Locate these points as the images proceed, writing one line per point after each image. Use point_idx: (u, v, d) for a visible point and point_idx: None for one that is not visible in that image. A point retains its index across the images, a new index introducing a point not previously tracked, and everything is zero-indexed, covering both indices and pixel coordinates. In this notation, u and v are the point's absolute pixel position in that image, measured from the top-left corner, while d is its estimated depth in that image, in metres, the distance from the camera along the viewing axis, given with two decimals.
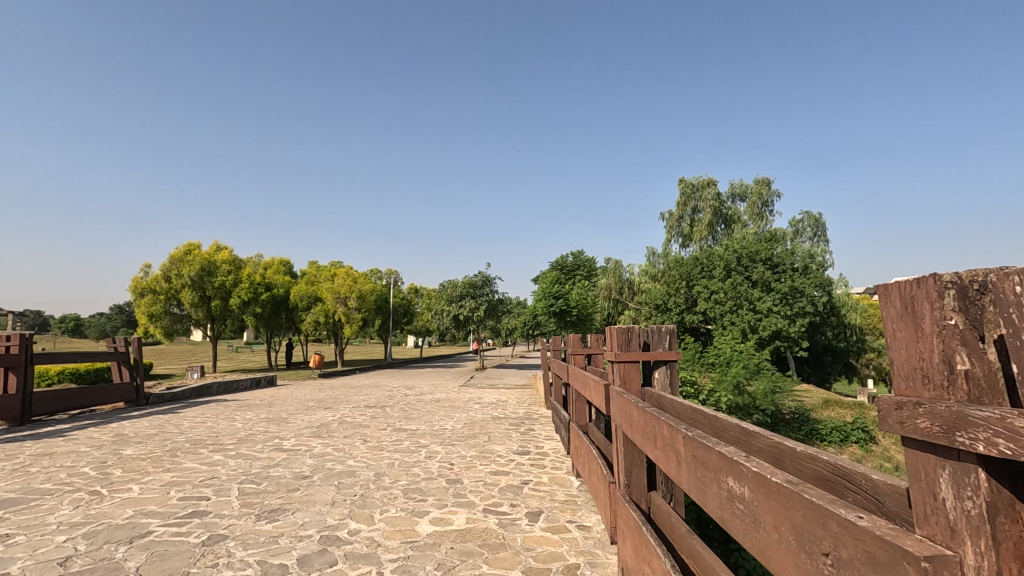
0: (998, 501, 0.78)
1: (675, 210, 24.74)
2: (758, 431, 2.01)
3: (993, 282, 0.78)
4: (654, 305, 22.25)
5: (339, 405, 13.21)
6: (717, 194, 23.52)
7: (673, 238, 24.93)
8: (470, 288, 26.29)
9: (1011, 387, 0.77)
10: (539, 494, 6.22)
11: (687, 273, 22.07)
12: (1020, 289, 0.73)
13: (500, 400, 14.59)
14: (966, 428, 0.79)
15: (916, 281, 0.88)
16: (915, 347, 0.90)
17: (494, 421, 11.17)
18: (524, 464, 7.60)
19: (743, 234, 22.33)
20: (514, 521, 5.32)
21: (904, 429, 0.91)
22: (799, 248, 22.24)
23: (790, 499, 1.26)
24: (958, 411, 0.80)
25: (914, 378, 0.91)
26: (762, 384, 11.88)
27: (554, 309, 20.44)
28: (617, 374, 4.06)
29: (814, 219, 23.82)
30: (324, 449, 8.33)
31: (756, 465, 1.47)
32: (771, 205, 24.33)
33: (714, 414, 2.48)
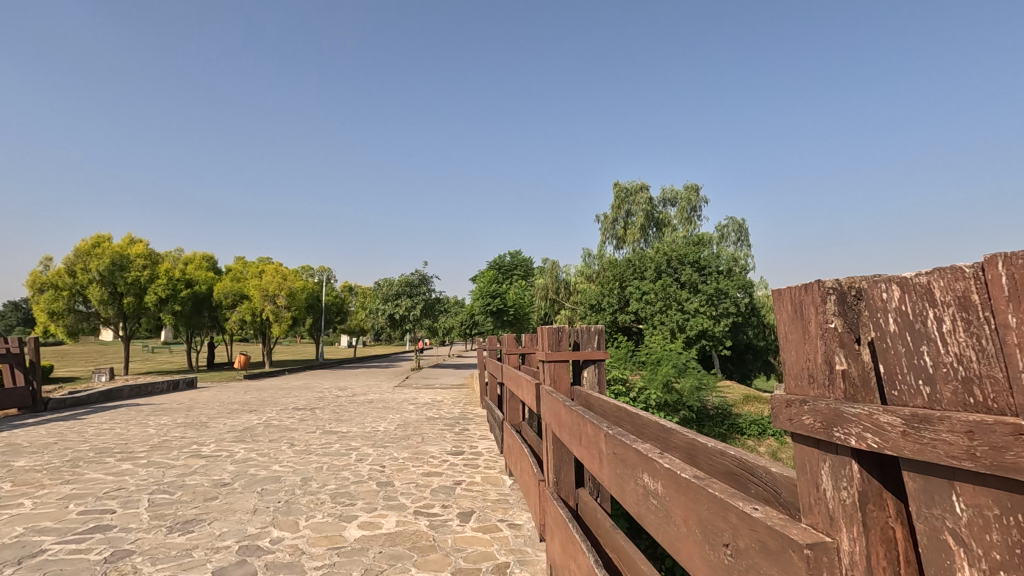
0: (868, 490, 0.86)
1: (610, 213, 25.37)
2: (676, 428, 2.10)
3: (865, 289, 0.84)
4: (589, 305, 22.73)
5: (265, 408, 12.63)
6: (649, 199, 24.26)
7: (607, 240, 25.56)
8: (406, 287, 25.88)
9: (880, 385, 0.83)
10: (471, 494, 6.22)
11: (620, 275, 22.70)
12: (886, 295, 0.78)
13: (435, 400, 14.47)
14: (842, 424, 0.85)
15: (803, 288, 0.94)
16: (803, 349, 0.96)
17: (429, 422, 11.06)
18: (457, 465, 7.56)
19: (673, 237, 23.22)
20: (446, 522, 5.28)
21: (794, 425, 0.97)
22: (724, 251, 23.39)
23: (696, 493, 1.32)
24: (835, 408, 0.86)
25: (801, 377, 0.97)
26: (689, 382, 12.40)
27: (491, 308, 20.48)
28: (547, 374, 4.11)
29: (738, 225, 25.11)
30: (247, 454, 7.94)
31: (668, 461, 1.54)
32: (699, 210, 25.39)
33: (636, 412, 2.56)
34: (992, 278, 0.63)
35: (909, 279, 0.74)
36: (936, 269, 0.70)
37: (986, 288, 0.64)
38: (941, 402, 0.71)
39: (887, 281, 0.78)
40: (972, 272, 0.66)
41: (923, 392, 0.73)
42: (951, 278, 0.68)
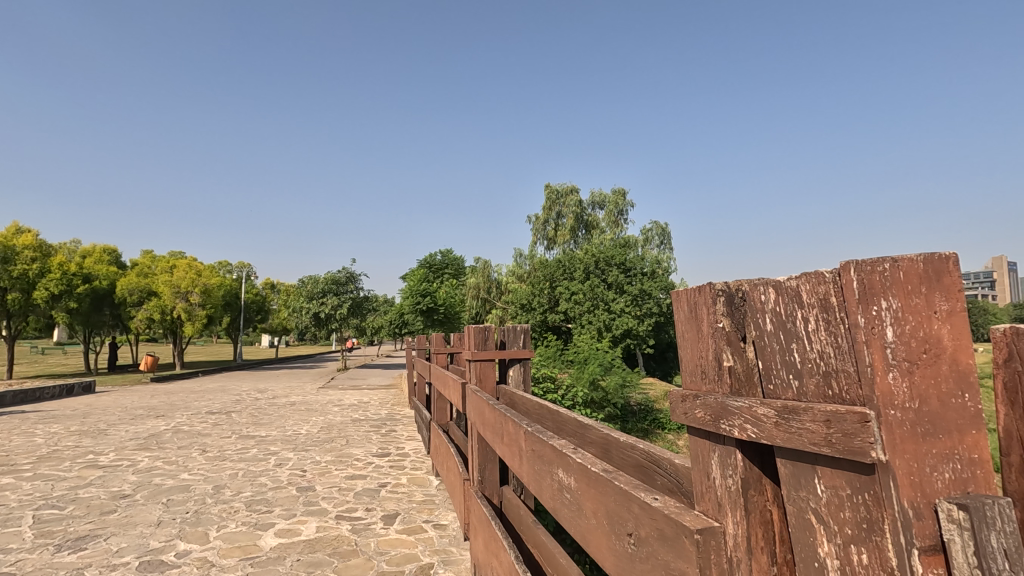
0: (749, 476, 0.93)
1: (541, 215, 25.72)
2: (593, 424, 2.18)
3: (747, 291, 0.91)
4: (520, 304, 22.91)
5: (174, 413, 11.78)
6: (578, 202, 24.82)
7: (538, 241, 25.88)
8: (332, 285, 24.98)
9: (760, 380, 0.91)
10: (397, 496, 6.11)
11: (550, 275, 23.09)
12: (763, 297, 0.86)
13: (362, 402, 14.07)
14: (727, 417, 0.91)
15: (697, 291, 1.01)
16: (696, 347, 1.03)
17: (354, 424, 10.75)
18: (382, 467, 7.39)
19: (602, 239, 23.92)
20: (369, 525, 5.17)
21: (688, 419, 1.04)
22: (649, 254, 24.27)
23: (605, 486, 1.38)
24: (722, 402, 0.93)
25: (695, 372, 1.04)
26: (614, 379, 12.77)
27: (421, 308, 20.23)
28: (473, 373, 4.11)
29: (661, 229, 26.21)
30: (152, 463, 7.38)
31: (580, 456, 1.59)
32: (626, 214, 26.27)
33: (557, 410, 2.62)
34: (847, 282, 0.71)
35: (781, 281, 0.82)
36: (804, 272, 0.78)
37: (841, 291, 0.72)
38: (806, 395, 0.78)
39: (764, 284, 0.85)
40: (831, 276, 0.74)
41: (792, 385, 0.80)
42: (814, 282, 0.76)
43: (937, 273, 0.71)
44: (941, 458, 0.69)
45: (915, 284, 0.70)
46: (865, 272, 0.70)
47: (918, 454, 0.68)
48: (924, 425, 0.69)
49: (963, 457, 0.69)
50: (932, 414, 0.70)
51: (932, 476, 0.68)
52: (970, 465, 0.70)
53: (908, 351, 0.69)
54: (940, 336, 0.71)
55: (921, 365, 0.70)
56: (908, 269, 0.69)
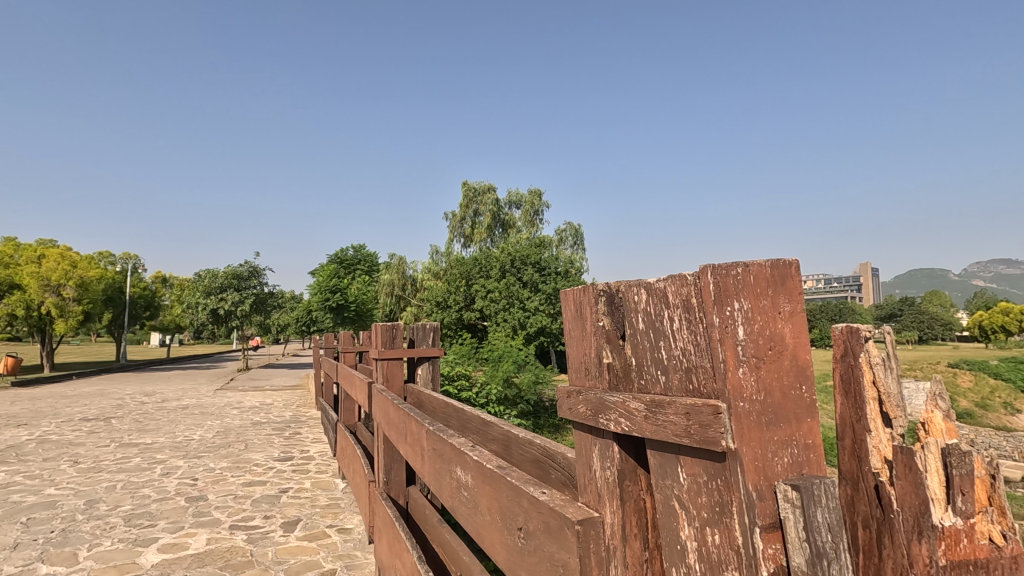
0: (625, 467, 0.98)
1: (458, 212, 25.61)
2: (495, 421, 2.20)
3: (625, 292, 0.96)
4: (435, 302, 22.63)
5: (39, 421, 10.47)
6: (496, 200, 24.98)
7: (455, 238, 25.73)
8: (233, 279, 23.31)
9: (633, 375, 0.96)
10: (299, 501, 5.84)
11: (466, 273, 22.93)
12: (638, 299, 0.90)
13: (263, 404, 13.27)
14: (605, 411, 0.96)
15: (583, 292, 1.05)
16: (582, 345, 1.07)
17: (254, 427, 10.11)
18: (284, 472, 7.02)
19: (517, 239, 24.14)
20: (267, 534, 4.89)
21: (572, 414, 1.07)
22: (563, 254, 24.80)
23: (497, 482, 1.40)
24: (600, 398, 0.98)
25: (580, 370, 1.08)
26: (527, 376, 12.89)
27: (330, 304, 19.43)
28: (380, 372, 4.01)
29: (575, 230, 26.94)
30: (9, 479, 6.50)
31: (477, 454, 1.60)
32: (541, 214, 26.70)
33: (461, 408, 2.62)
34: (705, 286, 0.77)
35: (650, 282, 0.87)
36: (672, 274, 0.83)
37: (699, 292, 0.78)
38: (672, 388, 0.84)
39: (639, 287, 0.90)
40: (692, 279, 0.79)
41: (661, 381, 0.85)
42: (680, 284, 0.81)
43: (782, 278, 0.79)
44: (782, 444, 0.77)
45: (764, 287, 0.77)
46: (720, 275, 0.76)
47: (762, 441, 0.75)
48: (768, 415, 0.76)
49: (800, 442, 0.78)
50: (775, 404, 0.77)
51: (774, 460, 0.76)
52: (806, 449, 0.78)
53: (756, 347, 0.76)
54: (785, 333, 0.78)
55: (768, 361, 0.77)
56: (758, 273, 0.77)
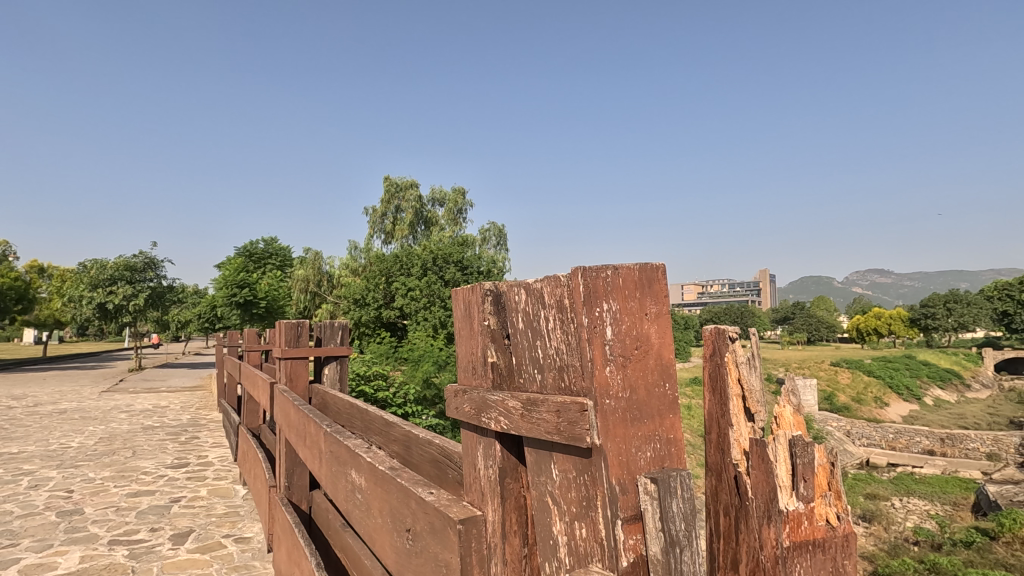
0: (506, 465, 0.99)
1: (379, 207, 24.99)
2: (397, 421, 2.16)
3: (503, 292, 0.98)
4: (353, 299, 21.81)
5: None
6: (418, 197, 24.70)
7: (375, 234, 25.01)
8: (125, 271, 21.28)
9: (508, 372, 0.98)
10: (192, 510, 5.43)
11: (387, 270, 22.15)
12: (517, 298, 0.91)
13: (156, 407, 12.21)
14: (487, 411, 0.97)
15: (470, 294, 1.05)
16: (469, 343, 1.07)
17: (144, 433, 9.28)
18: (177, 480, 6.50)
19: (440, 236, 23.73)
20: (152, 548, 4.50)
21: (458, 413, 1.07)
22: (485, 253, 24.74)
23: (387, 484, 1.37)
24: (483, 397, 0.98)
25: (467, 368, 1.08)
26: (448, 376, 12.56)
27: (237, 300, 18.27)
28: (283, 372, 3.82)
29: (498, 230, 26.96)
30: None
31: (370, 455, 1.56)
32: (465, 213, 26.47)
33: (366, 410, 2.55)
34: (575, 286, 0.79)
35: (529, 282, 0.88)
36: (547, 276, 0.85)
37: (570, 291, 0.80)
38: (546, 387, 0.86)
39: (518, 286, 0.91)
40: (565, 281, 0.81)
41: (536, 382, 0.87)
42: (553, 283, 0.83)
43: (650, 281, 0.83)
44: (646, 439, 0.80)
45: (633, 289, 0.81)
46: (591, 277, 0.79)
47: (628, 437, 0.79)
48: (633, 411, 0.80)
49: (662, 437, 0.82)
50: (640, 401, 0.81)
51: (637, 455, 0.79)
52: (669, 444, 0.83)
53: (623, 346, 0.80)
54: (650, 333, 0.83)
55: (632, 360, 0.81)
56: (627, 275, 0.81)
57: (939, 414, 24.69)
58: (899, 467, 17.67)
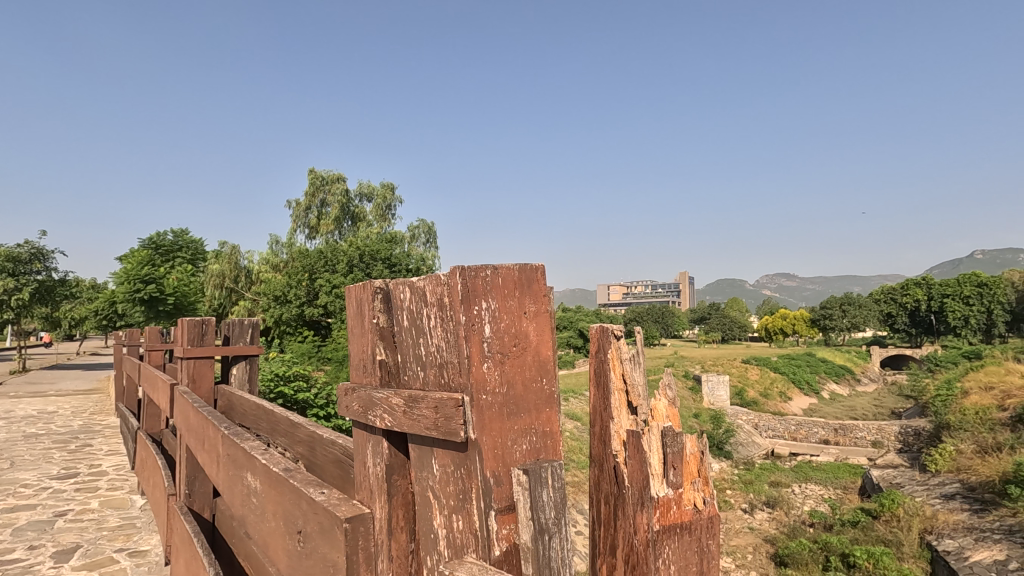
0: (393, 463, 1.00)
1: (303, 200, 23.96)
2: (303, 422, 2.09)
3: (391, 292, 0.98)
4: (273, 296, 20.64)
5: None
6: (345, 191, 23.81)
7: (299, 228, 24.06)
8: (7, 262, 19.12)
9: (396, 369, 0.99)
10: (81, 524, 4.98)
11: (310, 266, 20.96)
12: (404, 299, 0.92)
13: (43, 412, 11.05)
14: (372, 409, 0.97)
15: (361, 293, 1.04)
16: (360, 342, 1.07)
17: (26, 442, 8.37)
18: (63, 492, 5.93)
19: (368, 233, 22.92)
20: (30, 567, 4.09)
21: (349, 412, 1.07)
22: (414, 251, 24.21)
23: (280, 486, 1.33)
24: (369, 395, 0.99)
25: (360, 365, 1.07)
26: None
27: (141, 296, 16.88)
28: (185, 372, 3.59)
29: (428, 227, 26.54)
30: None
31: (267, 457, 1.51)
32: (394, 209, 25.84)
33: (272, 410, 2.44)
34: (455, 283, 0.81)
35: (412, 280, 0.89)
36: (430, 273, 0.86)
37: (450, 289, 0.82)
38: (427, 384, 0.88)
39: (403, 288, 0.92)
40: (444, 279, 0.83)
41: (419, 378, 0.88)
42: (436, 283, 0.84)
43: (529, 280, 0.87)
44: (521, 432, 0.84)
45: (512, 288, 0.85)
46: (468, 276, 0.81)
47: (502, 430, 0.82)
48: (509, 406, 0.84)
49: (537, 430, 0.87)
50: (515, 396, 0.84)
51: (512, 447, 0.83)
52: (544, 437, 0.87)
53: (501, 343, 0.83)
54: (529, 331, 0.86)
55: (511, 356, 0.84)
56: (505, 275, 0.84)
57: (834, 407, 27.02)
58: (800, 455, 19.16)
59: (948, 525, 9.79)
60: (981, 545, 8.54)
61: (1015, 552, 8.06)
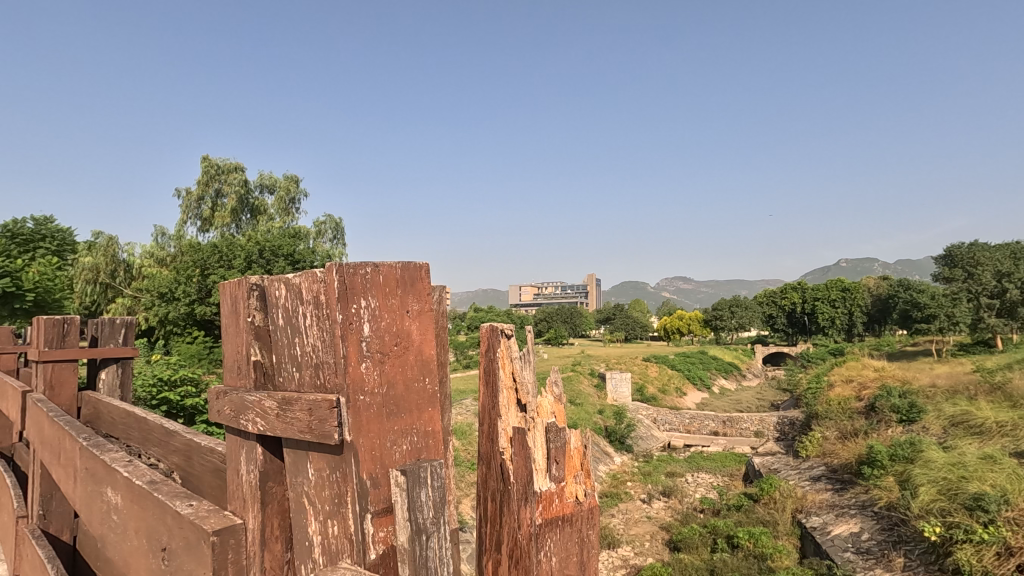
0: (268, 469, 0.95)
1: (195, 190, 22.06)
2: (178, 429, 1.92)
3: (265, 289, 0.94)
4: (158, 293, 18.60)
5: None
6: (243, 181, 22.21)
7: (189, 220, 22.15)
8: None
9: (267, 370, 0.94)
10: None
11: (202, 261, 18.87)
12: (279, 295, 0.88)
13: None
14: (245, 411, 0.92)
15: (236, 292, 0.98)
16: (236, 342, 1.00)
17: None
18: None
19: (269, 227, 21.44)
20: None
21: (219, 417, 1.00)
22: (320, 248, 23.03)
23: (143, 501, 1.21)
24: (240, 399, 0.93)
25: (234, 367, 1.01)
26: None
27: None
28: (41, 377, 3.17)
29: (335, 223, 25.42)
30: None
31: (129, 470, 1.37)
32: (298, 203, 24.61)
33: (145, 418, 2.21)
34: (334, 281, 0.78)
35: (288, 277, 0.86)
36: (306, 269, 0.83)
37: (330, 287, 0.79)
38: (302, 386, 0.84)
39: (278, 284, 0.87)
40: (322, 275, 0.80)
41: (293, 379, 0.85)
42: (312, 279, 0.81)
43: (412, 279, 0.87)
44: (401, 433, 0.83)
45: (393, 287, 0.83)
46: (347, 273, 0.79)
47: (382, 431, 0.81)
48: (388, 407, 0.82)
49: (419, 430, 0.86)
50: (396, 397, 0.83)
51: (393, 449, 0.82)
52: (425, 437, 0.87)
53: (381, 343, 0.81)
54: (411, 330, 0.85)
55: (392, 356, 0.83)
56: (387, 274, 0.82)
57: (722, 401, 29.31)
58: (692, 447, 20.57)
59: (815, 504, 10.94)
60: (841, 520, 9.65)
61: (866, 524, 9.17)
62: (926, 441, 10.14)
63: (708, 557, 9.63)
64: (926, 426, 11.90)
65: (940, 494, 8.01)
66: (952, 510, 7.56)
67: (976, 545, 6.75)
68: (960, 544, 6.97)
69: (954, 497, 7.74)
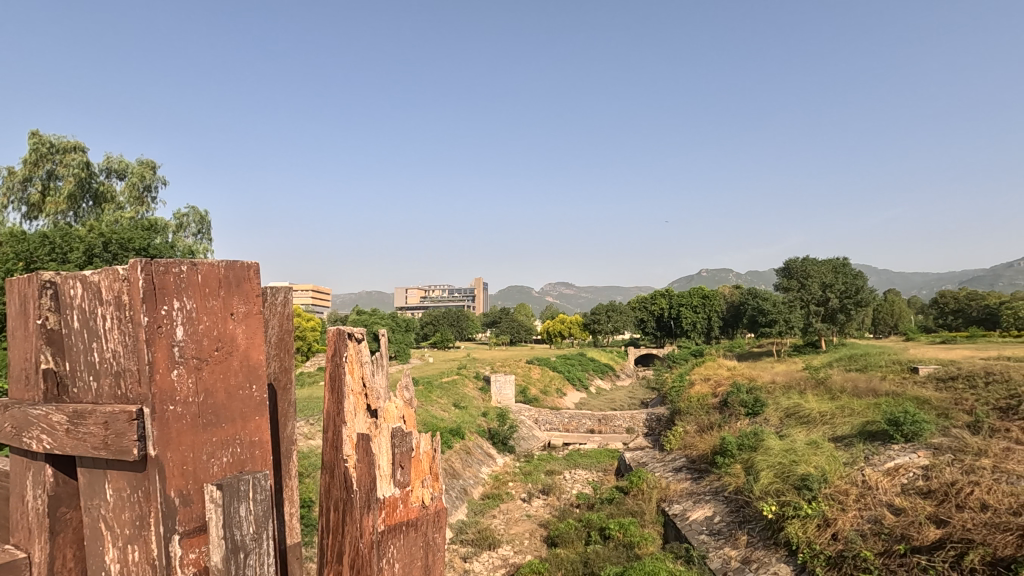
0: (60, 492, 1.01)
1: (20, 169, 18.80)
2: None
3: (58, 286, 0.89)
4: None
5: None
6: (84, 163, 19.33)
7: (12, 205, 18.82)
8: None
9: (56, 384, 0.91)
10: None
11: (27, 253, 16.06)
12: (73, 294, 0.86)
13: None
14: (28, 427, 0.91)
15: (26, 291, 0.93)
16: (22, 346, 0.94)
17: None
18: None
19: (117, 218, 18.87)
20: None
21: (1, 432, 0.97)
22: (181, 243, 20.77)
23: None
24: (24, 413, 0.90)
25: (21, 376, 0.94)
26: None
27: None
28: None
29: (200, 216, 23.10)
30: None
31: None
32: (153, 191, 22.03)
33: None
34: (139, 279, 0.79)
35: (86, 276, 0.85)
36: (107, 267, 0.83)
37: (134, 287, 0.79)
38: (102, 396, 0.83)
39: (73, 281, 0.86)
40: (125, 275, 0.81)
41: (90, 388, 0.84)
42: (110, 279, 0.81)
43: (240, 279, 0.90)
44: (220, 445, 0.84)
45: (214, 287, 0.85)
46: (156, 271, 0.79)
47: (195, 444, 0.81)
48: (205, 417, 0.83)
49: (243, 441, 0.88)
50: (216, 405, 0.85)
51: (208, 462, 0.83)
52: (250, 447, 0.89)
53: (198, 348, 0.83)
54: (236, 333, 0.88)
55: (212, 361, 0.85)
56: (204, 272, 0.84)
57: (598, 399, 30.99)
58: (570, 445, 21.51)
59: (676, 493, 11.93)
60: (698, 506, 10.64)
61: (718, 508, 10.19)
62: (766, 431, 11.55)
63: (582, 549, 10.11)
64: (767, 417, 13.52)
65: (776, 477, 9.15)
66: (785, 490, 8.65)
67: (804, 520, 7.79)
68: (790, 519, 7.99)
69: (787, 479, 8.87)
